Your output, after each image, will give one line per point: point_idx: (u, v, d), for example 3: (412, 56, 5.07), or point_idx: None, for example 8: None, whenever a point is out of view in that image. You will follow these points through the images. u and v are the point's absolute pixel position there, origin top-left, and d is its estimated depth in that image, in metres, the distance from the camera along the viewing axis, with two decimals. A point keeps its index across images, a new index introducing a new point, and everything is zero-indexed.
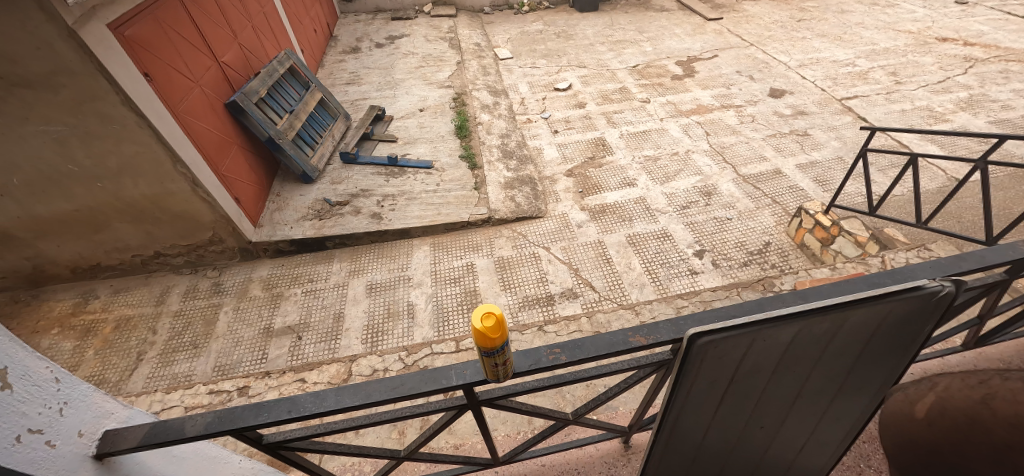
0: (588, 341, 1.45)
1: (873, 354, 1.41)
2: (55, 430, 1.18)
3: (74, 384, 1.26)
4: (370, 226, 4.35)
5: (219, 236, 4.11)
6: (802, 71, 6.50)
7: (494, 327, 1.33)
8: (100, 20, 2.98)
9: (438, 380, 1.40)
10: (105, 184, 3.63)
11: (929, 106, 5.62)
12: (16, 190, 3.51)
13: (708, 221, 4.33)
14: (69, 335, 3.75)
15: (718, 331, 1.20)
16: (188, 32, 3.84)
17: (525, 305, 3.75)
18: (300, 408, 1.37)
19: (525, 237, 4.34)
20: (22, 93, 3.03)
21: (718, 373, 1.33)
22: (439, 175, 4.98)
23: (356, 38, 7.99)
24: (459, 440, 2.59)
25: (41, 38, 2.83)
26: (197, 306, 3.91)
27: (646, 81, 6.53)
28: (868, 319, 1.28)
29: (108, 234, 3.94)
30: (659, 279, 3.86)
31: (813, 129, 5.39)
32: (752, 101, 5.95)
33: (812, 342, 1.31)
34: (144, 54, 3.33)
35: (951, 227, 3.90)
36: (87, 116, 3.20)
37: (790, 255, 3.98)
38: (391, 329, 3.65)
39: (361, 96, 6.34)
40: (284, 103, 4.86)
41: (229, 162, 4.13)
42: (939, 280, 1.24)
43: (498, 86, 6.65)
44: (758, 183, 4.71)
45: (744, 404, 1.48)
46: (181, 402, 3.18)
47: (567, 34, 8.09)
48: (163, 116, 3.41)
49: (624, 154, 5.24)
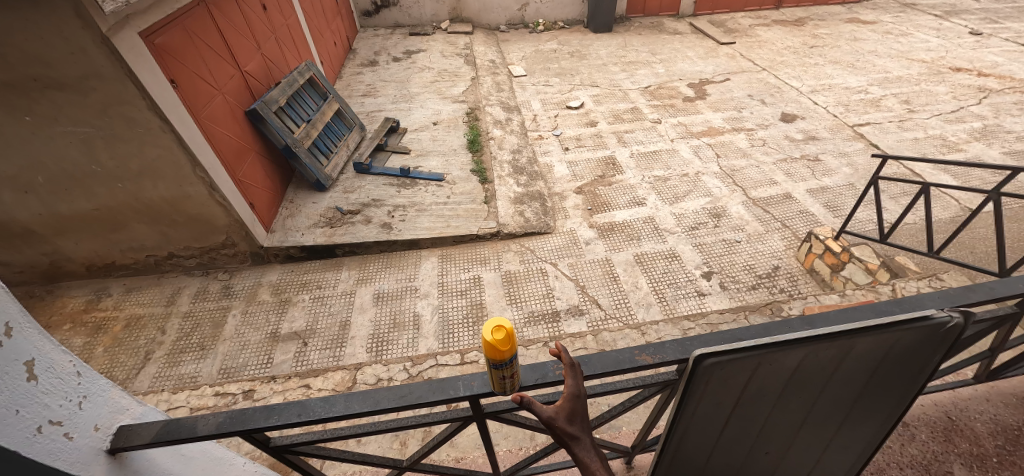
0: (594, 358, 1.46)
1: (880, 383, 1.40)
2: (74, 422, 1.21)
3: (94, 379, 1.30)
4: (380, 236, 4.40)
5: (232, 240, 4.18)
6: (813, 97, 6.53)
7: (504, 340, 1.34)
8: (132, 28, 3.10)
9: (446, 390, 1.41)
10: (125, 185, 3.71)
11: (942, 135, 5.61)
12: (40, 188, 3.62)
13: (716, 243, 4.33)
14: (80, 331, 3.81)
15: (724, 352, 1.21)
16: (214, 42, 3.96)
17: (531, 321, 3.75)
18: (309, 413, 1.39)
19: (533, 252, 4.36)
20: (54, 95, 3.15)
21: (724, 394, 1.33)
22: (450, 188, 5.04)
23: (374, 51, 8.17)
24: (460, 453, 2.60)
25: (75, 43, 2.94)
26: (206, 308, 3.95)
27: (658, 102, 6.59)
28: (875, 346, 1.28)
29: (125, 234, 4.03)
30: (666, 299, 3.85)
31: (824, 155, 5.39)
32: (763, 125, 5.98)
33: (817, 368, 1.31)
34: (172, 62, 3.44)
35: (964, 257, 3.88)
36: (114, 118, 3.31)
37: (799, 280, 3.96)
38: (395, 339, 3.66)
39: (377, 108, 6.46)
40: (302, 112, 4.98)
41: (245, 168, 4.20)
42: (947, 311, 1.25)
43: (511, 103, 6.75)
44: (767, 206, 4.72)
45: (747, 428, 1.47)
46: (187, 402, 3.24)
47: (580, 53, 8.22)
48: (186, 121, 3.50)
49: (634, 173, 5.27)
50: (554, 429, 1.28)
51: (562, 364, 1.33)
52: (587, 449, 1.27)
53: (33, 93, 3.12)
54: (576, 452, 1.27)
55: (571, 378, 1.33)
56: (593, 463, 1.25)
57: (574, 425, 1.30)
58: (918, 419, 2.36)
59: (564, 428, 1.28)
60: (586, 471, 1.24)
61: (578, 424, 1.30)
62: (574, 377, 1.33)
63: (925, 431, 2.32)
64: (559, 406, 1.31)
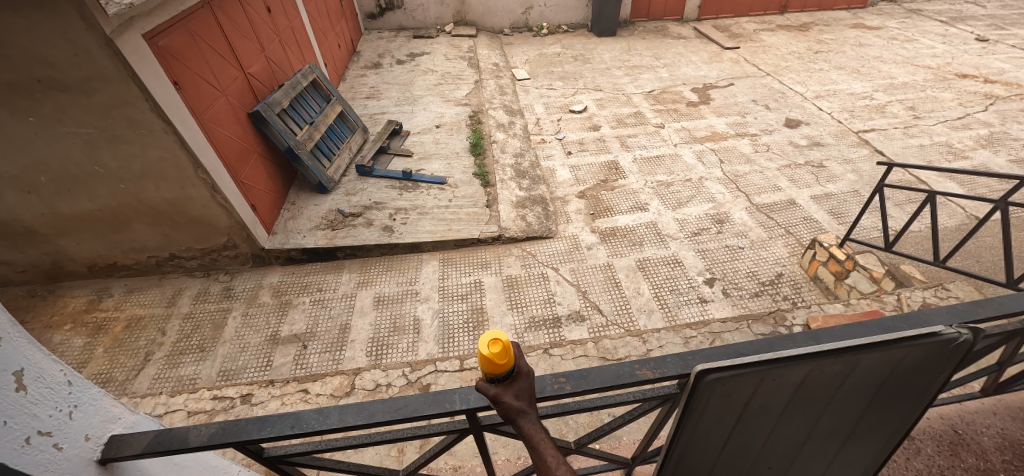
0: (593, 371, 1.43)
1: (886, 399, 1.37)
2: (63, 433, 1.19)
3: (86, 387, 1.28)
4: (381, 239, 4.38)
5: (233, 242, 4.17)
6: (818, 102, 6.50)
7: (501, 353, 1.29)
8: (136, 30, 3.09)
9: (442, 403, 1.39)
10: (128, 186, 3.71)
11: (948, 142, 5.56)
12: (42, 188, 3.62)
13: (719, 249, 4.30)
14: (81, 331, 3.80)
15: (727, 368, 1.18)
16: (218, 43, 3.96)
17: (531, 326, 3.72)
18: (304, 425, 1.37)
19: (535, 256, 4.34)
20: (58, 96, 3.15)
21: (726, 410, 1.30)
22: (452, 191, 5.03)
23: (378, 54, 8.18)
24: (458, 462, 2.57)
25: (79, 45, 2.93)
26: (206, 310, 3.94)
27: (661, 106, 6.56)
28: (882, 363, 1.25)
29: (127, 235, 4.02)
30: (667, 306, 3.82)
31: (829, 161, 5.35)
32: (767, 130, 5.95)
33: (822, 384, 1.28)
34: (175, 63, 3.44)
35: (970, 266, 3.83)
36: (116, 120, 3.30)
37: (803, 287, 3.92)
38: (394, 343, 3.63)
39: (380, 111, 6.46)
40: (305, 114, 4.97)
41: (247, 169, 4.20)
42: (955, 327, 1.22)
43: (514, 106, 6.74)
44: (771, 212, 4.68)
45: (749, 444, 1.44)
46: (184, 406, 3.20)
47: (585, 57, 8.20)
48: (188, 123, 3.49)
49: (637, 178, 5.24)
50: (500, 404, 1.33)
51: (511, 342, 1.37)
52: (533, 422, 1.31)
53: (36, 94, 3.12)
54: (522, 425, 1.31)
55: (517, 354, 1.38)
56: (538, 436, 1.29)
57: (521, 400, 1.34)
58: (924, 432, 2.32)
59: (509, 402, 1.33)
60: (530, 443, 1.28)
61: (524, 399, 1.34)
62: (521, 355, 1.38)
63: (931, 445, 2.27)
64: (507, 383, 1.35)
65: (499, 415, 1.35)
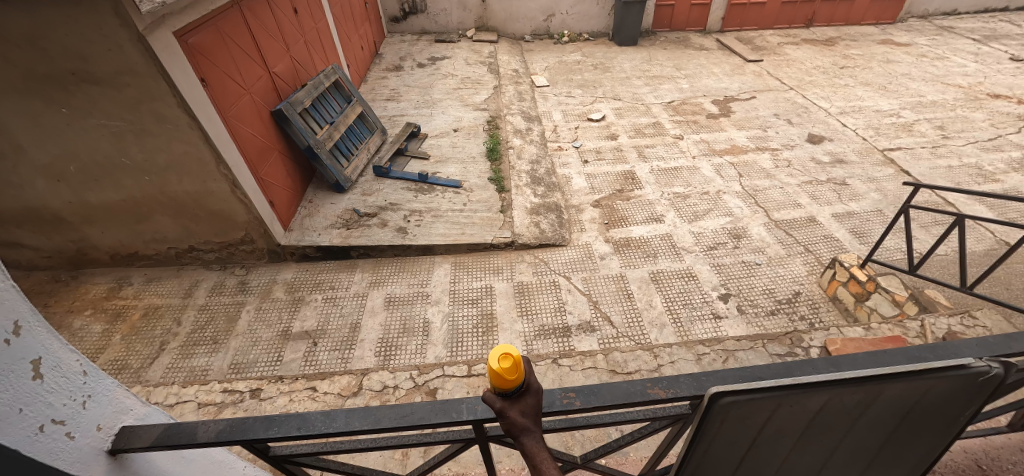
0: (605, 388, 1.40)
1: (908, 432, 1.31)
2: (76, 422, 1.20)
3: (100, 378, 1.30)
4: (395, 240, 4.39)
5: (250, 236, 4.22)
6: (842, 118, 6.37)
7: (511, 369, 1.27)
8: (167, 27, 3.17)
9: (449, 413, 1.37)
10: (152, 178, 3.79)
11: (978, 164, 5.39)
12: (71, 177, 3.70)
13: (735, 264, 4.22)
14: (100, 318, 3.88)
15: (743, 391, 1.14)
16: (244, 42, 4.02)
17: (541, 335, 3.69)
18: (310, 427, 1.37)
19: (547, 264, 4.31)
20: (90, 89, 3.23)
21: (740, 435, 1.26)
22: (466, 195, 5.03)
23: (400, 57, 8.26)
24: (461, 468, 2.60)
25: (113, 40, 3.00)
26: (221, 303, 3.98)
27: (680, 117, 6.50)
28: (906, 393, 1.19)
29: (149, 226, 4.10)
30: (680, 321, 3.75)
31: (852, 179, 5.23)
32: (789, 145, 5.84)
33: (842, 412, 1.23)
34: (203, 61, 3.51)
35: (999, 294, 3.70)
36: (144, 113, 3.37)
37: (821, 308, 3.83)
38: (404, 344, 3.63)
39: (399, 113, 6.51)
40: (326, 114, 5.04)
41: (267, 166, 4.25)
42: (986, 360, 1.16)
43: (532, 112, 6.74)
44: (790, 229, 4.58)
45: (762, 470, 1.38)
46: (195, 397, 3.23)
47: (605, 66, 8.17)
48: (213, 119, 3.55)
49: (653, 189, 5.18)
50: (505, 418, 1.31)
51: (522, 357, 1.35)
52: (536, 439, 1.29)
53: (70, 86, 3.21)
54: (523, 442, 1.29)
55: (528, 370, 1.35)
56: (541, 454, 1.28)
57: (528, 418, 1.32)
58: (945, 466, 2.23)
59: (515, 418, 1.31)
60: (530, 460, 1.27)
61: (530, 417, 1.32)
62: (532, 371, 1.36)
63: None
64: (516, 400, 1.32)
65: (503, 430, 1.33)
